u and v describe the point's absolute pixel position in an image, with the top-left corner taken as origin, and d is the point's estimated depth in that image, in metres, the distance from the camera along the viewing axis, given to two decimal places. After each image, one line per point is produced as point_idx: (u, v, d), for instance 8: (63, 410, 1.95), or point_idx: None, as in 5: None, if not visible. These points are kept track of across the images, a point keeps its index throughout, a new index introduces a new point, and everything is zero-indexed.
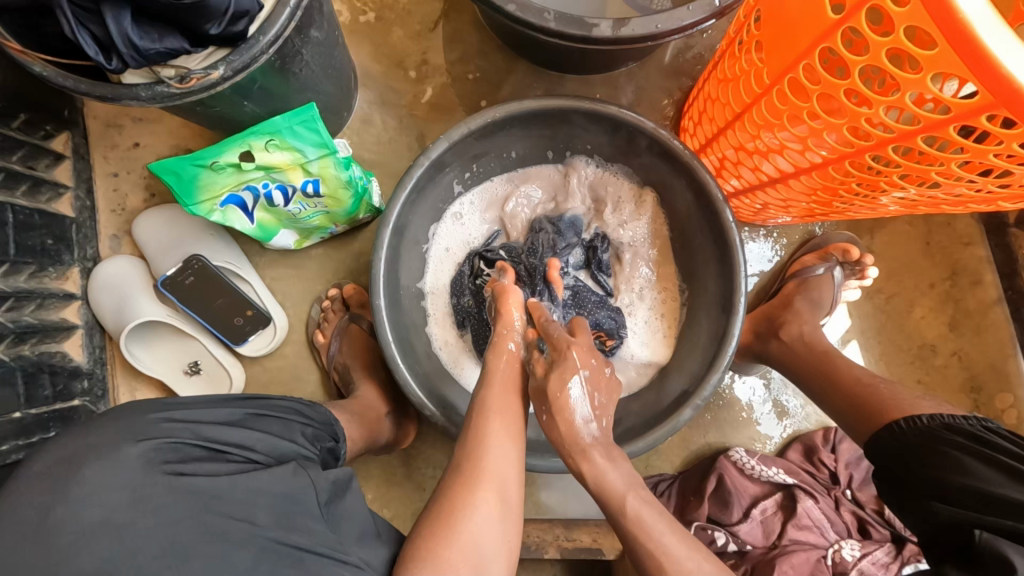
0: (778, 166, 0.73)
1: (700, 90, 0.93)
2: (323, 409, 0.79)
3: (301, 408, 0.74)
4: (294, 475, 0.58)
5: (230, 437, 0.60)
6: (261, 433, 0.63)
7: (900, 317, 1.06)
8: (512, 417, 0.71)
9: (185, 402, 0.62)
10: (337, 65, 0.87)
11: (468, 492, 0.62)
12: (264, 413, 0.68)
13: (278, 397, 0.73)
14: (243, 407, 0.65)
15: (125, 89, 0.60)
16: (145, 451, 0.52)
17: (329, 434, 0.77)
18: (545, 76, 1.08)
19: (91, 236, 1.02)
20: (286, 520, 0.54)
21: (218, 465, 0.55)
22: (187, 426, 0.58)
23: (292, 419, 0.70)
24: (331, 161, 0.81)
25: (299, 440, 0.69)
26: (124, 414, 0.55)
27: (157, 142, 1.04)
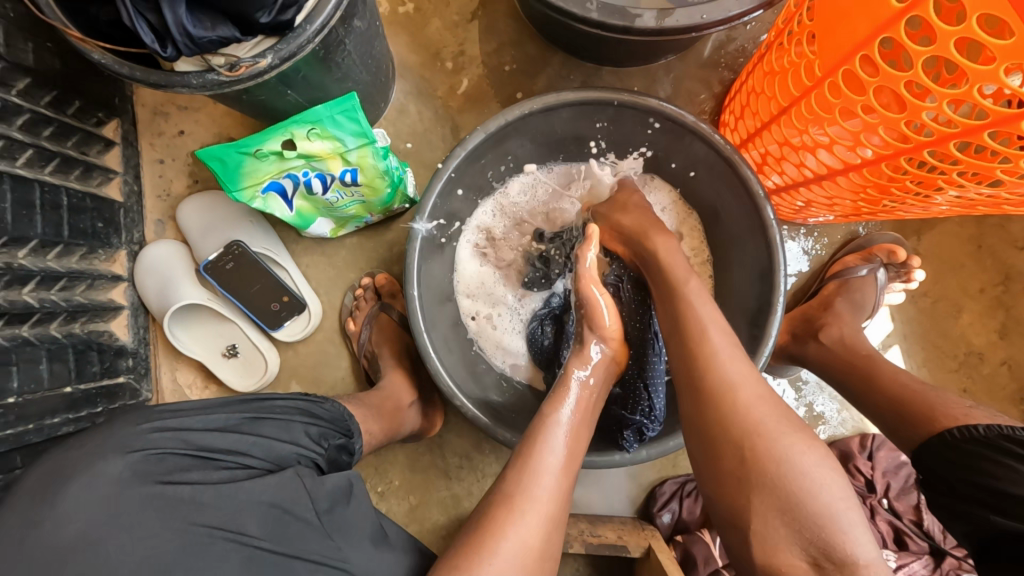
0: (824, 162, 0.71)
1: (745, 80, 0.90)
2: (334, 405, 0.79)
3: (311, 404, 0.75)
4: (286, 483, 0.60)
5: (221, 444, 0.62)
6: (256, 438, 0.65)
7: (945, 322, 1.02)
8: (576, 437, 0.70)
9: (180, 408, 0.64)
10: (376, 56, 0.87)
11: (510, 522, 0.60)
12: (263, 416, 0.69)
13: (281, 396, 0.73)
14: (241, 411, 0.67)
15: (178, 76, 0.61)
16: (129, 463, 0.55)
17: (341, 430, 0.77)
18: (581, 68, 1.07)
19: (137, 219, 1.06)
20: (278, 529, 0.57)
21: (207, 473, 0.59)
22: (178, 435, 0.61)
23: (297, 418, 0.71)
24: (369, 150, 0.81)
25: (301, 441, 0.69)
26: (116, 425, 0.59)
27: (201, 130, 1.07)
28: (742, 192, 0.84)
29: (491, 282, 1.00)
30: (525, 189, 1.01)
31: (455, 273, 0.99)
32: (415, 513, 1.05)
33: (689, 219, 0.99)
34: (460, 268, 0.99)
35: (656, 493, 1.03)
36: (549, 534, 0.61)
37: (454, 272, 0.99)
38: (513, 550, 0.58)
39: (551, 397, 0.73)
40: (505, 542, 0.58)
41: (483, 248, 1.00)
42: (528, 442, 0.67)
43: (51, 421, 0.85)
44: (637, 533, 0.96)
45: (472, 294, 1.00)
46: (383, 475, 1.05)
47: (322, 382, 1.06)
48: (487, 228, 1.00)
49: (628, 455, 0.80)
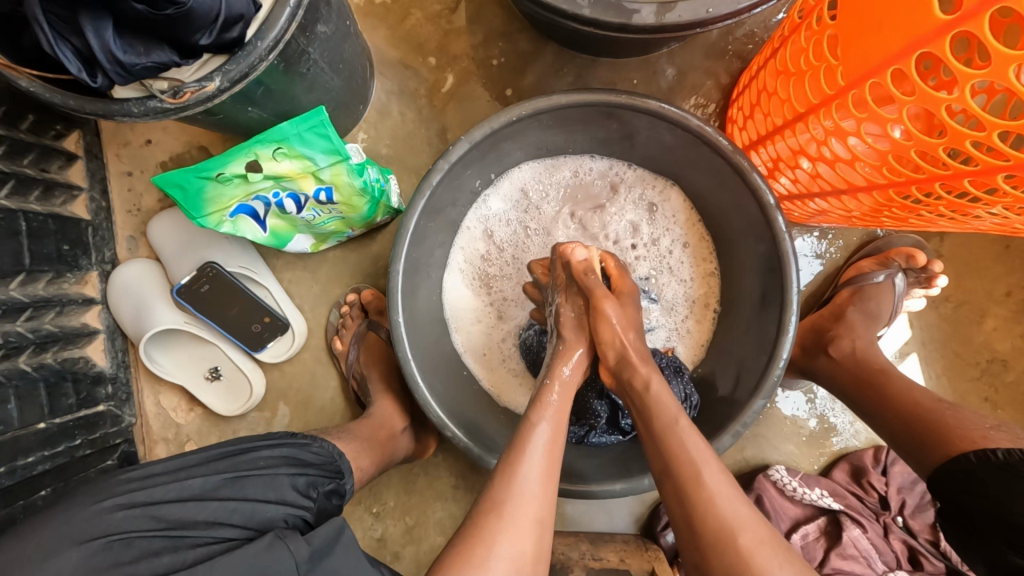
0: (844, 177, 0.64)
1: (755, 77, 0.81)
2: (324, 443, 0.72)
3: (298, 450, 0.69)
4: (268, 549, 0.54)
5: (196, 515, 0.57)
6: (236, 502, 0.59)
7: (967, 328, 0.96)
8: (555, 456, 0.65)
9: (151, 476, 0.60)
10: (348, 58, 0.79)
11: (500, 534, 0.58)
12: (245, 473, 0.63)
13: (264, 444, 0.67)
14: (220, 471, 0.62)
15: (117, 105, 0.55)
16: (86, 557, 0.51)
17: (332, 472, 0.70)
18: (575, 59, 0.98)
19: (108, 237, 1.00)
20: None
21: (181, 554, 0.54)
22: (146, 511, 0.56)
23: (284, 469, 0.65)
24: (343, 168, 0.75)
25: (287, 496, 0.63)
26: (71, 507, 0.54)
27: (169, 139, 1.00)
28: (752, 202, 0.77)
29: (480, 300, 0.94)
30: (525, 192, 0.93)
31: (446, 281, 0.93)
32: (412, 534, 1.02)
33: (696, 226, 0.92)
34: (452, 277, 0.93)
35: (660, 510, 0.99)
36: (540, 536, 0.60)
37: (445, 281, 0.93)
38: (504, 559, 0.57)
39: (537, 404, 0.70)
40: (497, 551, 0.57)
41: (471, 264, 0.94)
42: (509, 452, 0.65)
43: (24, 461, 0.82)
44: (639, 555, 0.93)
45: (461, 316, 0.93)
46: (377, 496, 1.02)
47: (311, 403, 1.02)
48: (483, 234, 0.93)
49: (630, 485, 0.77)
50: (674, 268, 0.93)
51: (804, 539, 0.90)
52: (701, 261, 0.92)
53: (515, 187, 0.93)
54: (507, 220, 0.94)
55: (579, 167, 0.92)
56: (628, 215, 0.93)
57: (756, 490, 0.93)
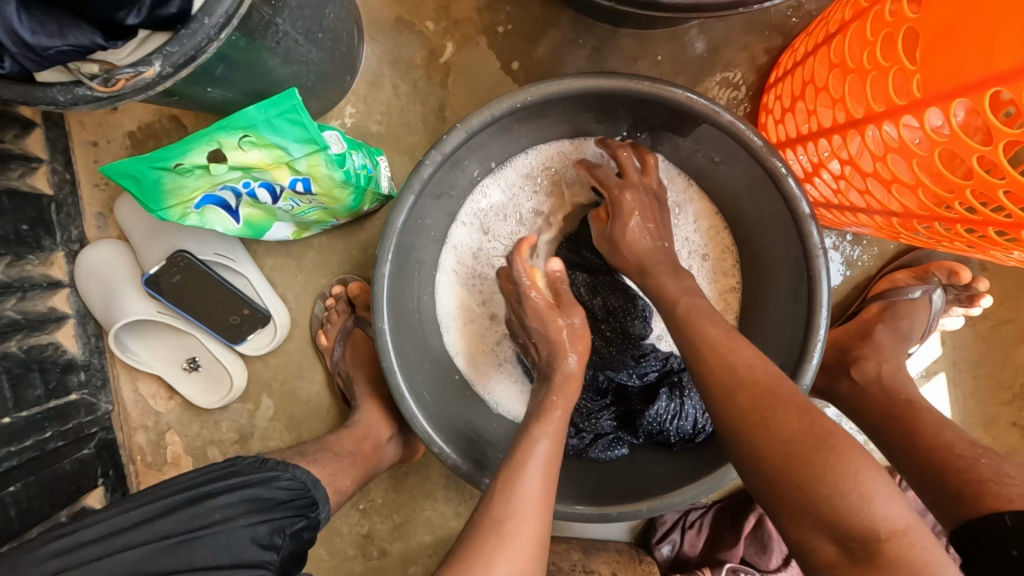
0: (899, 200, 0.55)
1: (800, 63, 0.70)
2: (291, 475, 0.66)
3: (263, 488, 0.63)
4: None
5: None
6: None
7: (1003, 349, 0.88)
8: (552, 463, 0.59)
9: (88, 549, 0.56)
10: (329, 25, 0.69)
11: (499, 552, 0.52)
12: (194, 534, 0.58)
13: (218, 492, 0.62)
14: (166, 536, 0.57)
15: (38, 91, 0.46)
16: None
17: (301, 506, 0.65)
18: (593, 29, 0.86)
19: (74, 214, 0.92)
20: None
21: None
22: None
23: (241, 519, 0.60)
24: (322, 158, 0.66)
25: (246, 552, 0.58)
26: None
27: (137, 107, 0.90)
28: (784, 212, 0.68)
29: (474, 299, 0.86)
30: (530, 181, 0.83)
31: (438, 276, 0.85)
32: (400, 531, 0.99)
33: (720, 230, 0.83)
34: (445, 273, 0.85)
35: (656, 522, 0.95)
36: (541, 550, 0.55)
37: (438, 276, 0.85)
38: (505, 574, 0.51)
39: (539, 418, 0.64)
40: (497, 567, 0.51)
41: (464, 260, 0.85)
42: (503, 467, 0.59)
43: None
44: (632, 568, 0.90)
45: (454, 317, 0.86)
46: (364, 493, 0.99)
47: (295, 397, 0.97)
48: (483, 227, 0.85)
49: (628, 511, 0.70)
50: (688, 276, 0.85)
51: None
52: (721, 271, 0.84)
53: (519, 177, 0.83)
54: (503, 213, 0.84)
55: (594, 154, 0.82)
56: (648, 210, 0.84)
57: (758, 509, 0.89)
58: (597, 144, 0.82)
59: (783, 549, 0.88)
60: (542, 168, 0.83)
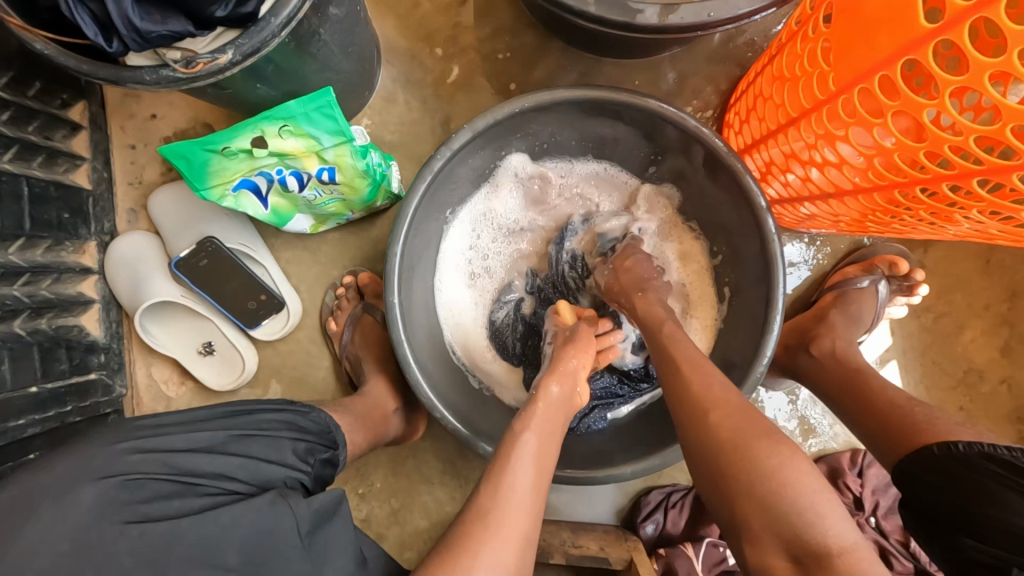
0: (832, 180, 0.66)
1: (753, 82, 0.84)
2: (322, 414, 0.70)
3: (299, 416, 0.67)
4: (271, 504, 0.52)
5: (200, 476, 0.54)
6: (241, 463, 0.56)
7: (946, 338, 0.99)
8: (543, 454, 0.61)
9: (159, 429, 0.56)
10: (358, 42, 0.81)
11: (484, 541, 0.53)
12: (247, 439, 0.60)
13: (261, 414, 0.65)
14: (223, 434, 0.59)
15: (129, 72, 0.55)
16: (101, 494, 0.48)
17: (326, 443, 0.69)
18: (579, 58, 1.00)
19: (108, 209, 1.01)
20: (257, 558, 0.49)
21: (186, 505, 0.51)
22: (156, 456, 0.53)
23: (285, 433, 0.63)
24: (347, 149, 0.76)
25: (290, 461, 0.61)
26: (91, 446, 0.52)
27: (175, 116, 1.01)
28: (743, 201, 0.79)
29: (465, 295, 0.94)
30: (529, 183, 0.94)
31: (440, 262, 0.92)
32: (396, 516, 1.03)
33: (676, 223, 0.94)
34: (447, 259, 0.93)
35: (640, 503, 1.01)
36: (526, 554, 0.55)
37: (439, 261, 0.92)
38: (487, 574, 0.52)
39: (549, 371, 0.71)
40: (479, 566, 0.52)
41: (453, 267, 0.94)
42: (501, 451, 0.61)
43: (15, 423, 0.82)
44: (619, 544, 0.95)
45: (452, 319, 0.93)
46: (363, 477, 1.03)
47: (302, 382, 1.03)
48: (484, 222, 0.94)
49: (613, 474, 0.79)
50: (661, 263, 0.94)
51: None
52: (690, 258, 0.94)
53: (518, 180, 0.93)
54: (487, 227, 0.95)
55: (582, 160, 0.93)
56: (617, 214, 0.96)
57: None
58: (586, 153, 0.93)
59: None
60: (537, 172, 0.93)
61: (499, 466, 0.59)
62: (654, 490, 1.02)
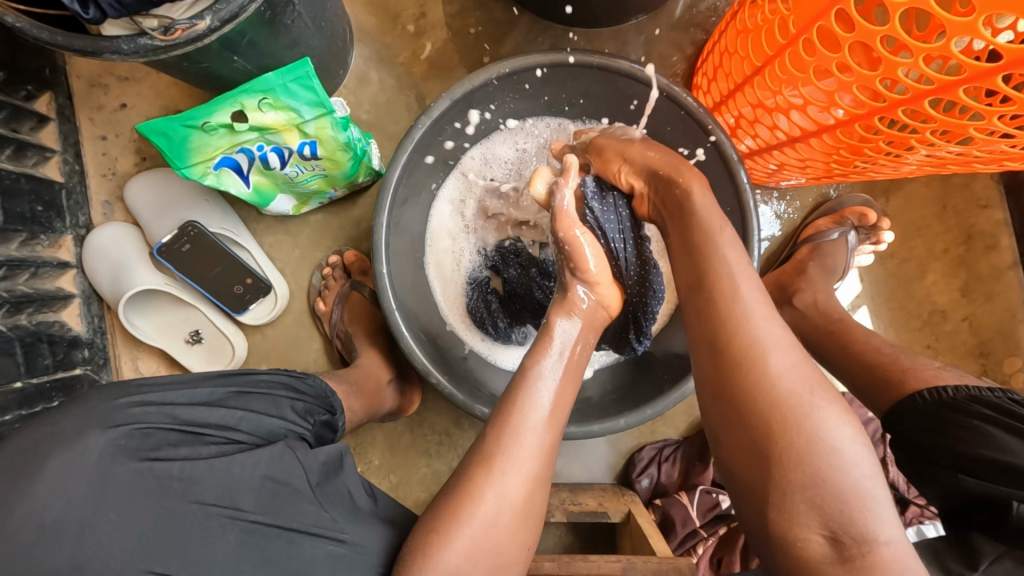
0: (797, 123, 0.69)
1: (718, 41, 0.87)
2: (317, 380, 0.75)
3: (294, 380, 0.71)
4: (280, 456, 0.56)
5: (208, 418, 0.57)
6: (245, 412, 0.60)
7: (910, 282, 1.05)
8: (560, 405, 0.64)
9: (158, 381, 0.58)
10: (330, 17, 0.82)
11: (488, 483, 0.57)
12: (249, 390, 0.64)
13: (263, 370, 0.69)
14: (226, 385, 0.62)
15: (107, 42, 0.56)
16: (113, 437, 0.49)
17: (324, 406, 0.73)
18: (549, 29, 1.02)
19: (82, 202, 0.99)
20: (274, 504, 0.53)
21: (198, 448, 0.54)
22: (161, 408, 0.55)
23: (282, 393, 0.67)
24: (328, 121, 0.77)
25: (289, 416, 0.65)
26: (92, 397, 0.52)
27: (145, 104, 1.00)
28: (714, 156, 0.83)
29: (452, 272, 0.97)
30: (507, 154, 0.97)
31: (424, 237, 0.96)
32: (397, 491, 1.04)
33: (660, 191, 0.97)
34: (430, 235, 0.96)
35: (634, 460, 1.04)
36: (532, 491, 0.59)
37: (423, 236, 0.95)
38: (492, 514, 0.56)
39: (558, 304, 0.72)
40: (484, 505, 0.57)
41: (437, 247, 0.96)
42: (510, 395, 0.63)
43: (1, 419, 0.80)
44: (617, 499, 0.98)
45: (439, 286, 0.96)
46: (361, 456, 1.04)
47: (293, 365, 1.03)
48: (463, 198, 0.97)
49: (607, 426, 0.82)
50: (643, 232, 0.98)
51: None
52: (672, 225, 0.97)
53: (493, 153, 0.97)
54: (478, 190, 0.97)
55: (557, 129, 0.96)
56: None
57: None
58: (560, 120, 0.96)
59: None
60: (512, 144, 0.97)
61: (492, 445, 0.59)
62: (646, 446, 1.05)
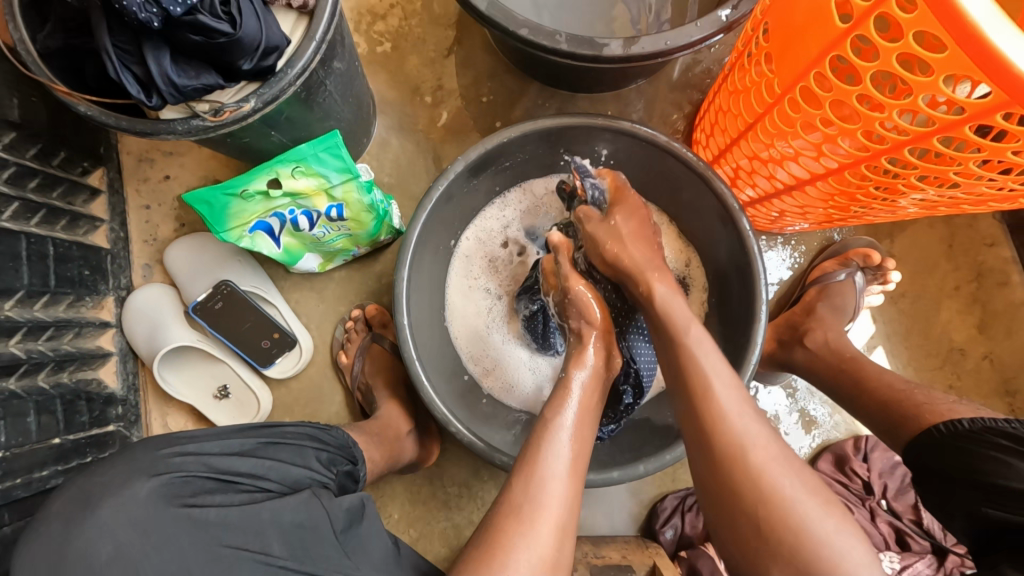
0: (793, 173, 0.73)
1: (713, 101, 0.94)
2: (341, 431, 0.76)
3: (320, 430, 0.73)
4: (306, 504, 0.58)
5: (240, 467, 0.60)
6: (273, 461, 0.63)
7: (925, 320, 1.05)
8: (578, 455, 0.67)
9: (197, 433, 0.62)
10: (357, 93, 0.90)
11: (518, 533, 0.59)
12: (277, 440, 0.66)
13: (291, 421, 0.71)
14: (256, 436, 0.65)
15: (163, 124, 0.63)
16: (153, 487, 0.54)
17: (347, 456, 0.74)
18: (556, 95, 1.11)
19: (124, 265, 1.06)
20: (299, 549, 0.55)
21: (230, 496, 0.57)
22: (198, 458, 0.59)
23: (309, 443, 0.69)
24: (354, 185, 0.84)
25: (315, 466, 0.67)
26: (138, 448, 0.57)
27: (186, 174, 1.09)
28: (718, 206, 0.87)
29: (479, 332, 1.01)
30: (510, 213, 1.03)
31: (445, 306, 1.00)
32: (417, 545, 1.03)
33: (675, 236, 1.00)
34: (450, 302, 1.00)
35: (657, 509, 1.02)
36: (561, 540, 0.60)
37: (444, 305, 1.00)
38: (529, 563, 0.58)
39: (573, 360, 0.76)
40: (518, 554, 0.58)
41: (459, 312, 1.00)
42: (530, 447, 0.67)
43: (39, 474, 0.83)
44: (641, 551, 0.95)
45: (466, 348, 0.99)
46: (381, 509, 1.04)
47: (315, 418, 1.05)
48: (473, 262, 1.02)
49: (626, 473, 0.81)
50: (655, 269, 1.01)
51: None
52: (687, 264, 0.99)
53: (496, 218, 1.03)
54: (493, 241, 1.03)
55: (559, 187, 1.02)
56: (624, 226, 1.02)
57: None
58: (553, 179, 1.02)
59: None
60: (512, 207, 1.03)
61: (519, 495, 0.62)
62: (668, 495, 1.03)
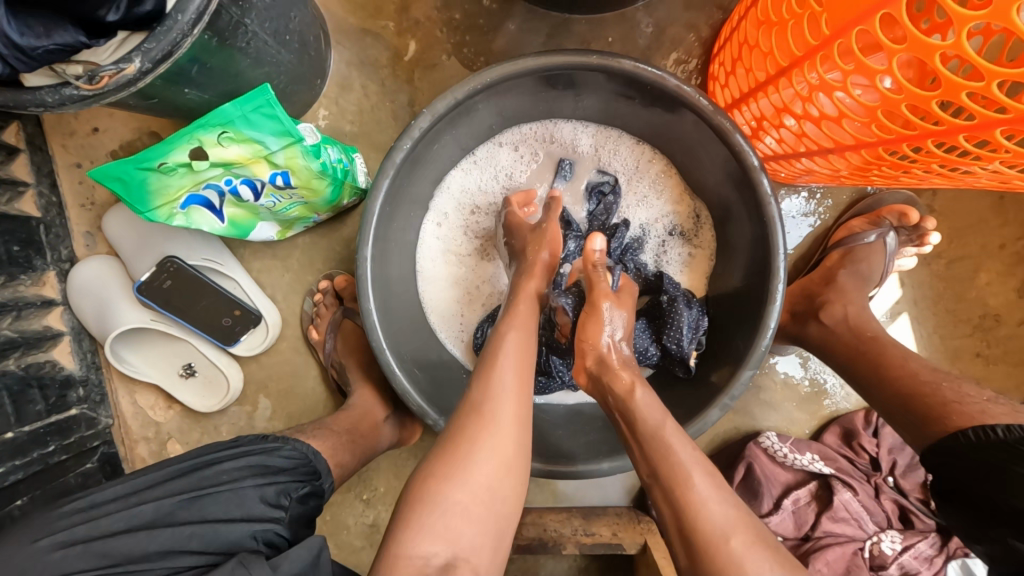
0: (830, 137, 0.59)
1: (735, 29, 0.76)
2: (294, 447, 0.71)
3: (265, 457, 0.67)
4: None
5: (148, 546, 0.53)
6: (195, 526, 0.56)
7: (960, 284, 0.94)
8: (519, 406, 0.60)
9: (93, 510, 0.56)
10: (296, 28, 0.73)
11: (448, 490, 0.54)
12: (204, 492, 0.60)
13: (226, 458, 0.65)
14: (177, 494, 0.59)
15: (29, 95, 0.50)
16: None
17: (303, 475, 0.69)
18: (546, 17, 0.91)
19: (63, 234, 0.95)
20: None
21: None
22: (89, 547, 0.52)
23: (249, 481, 0.63)
24: (298, 150, 0.70)
25: (256, 510, 0.60)
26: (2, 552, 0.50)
27: (118, 126, 0.94)
28: (734, 163, 0.73)
29: (457, 302, 0.90)
30: (488, 167, 0.89)
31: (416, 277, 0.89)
32: None
33: (670, 177, 0.87)
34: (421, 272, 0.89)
35: None
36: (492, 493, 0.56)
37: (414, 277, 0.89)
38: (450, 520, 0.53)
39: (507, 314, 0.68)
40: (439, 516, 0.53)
41: (431, 282, 0.89)
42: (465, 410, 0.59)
43: None
44: (632, 527, 0.92)
45: (441, 320, 0.90)
46: (367, 483, 1.01)
47: (291, 395, 0.99)
48: (443, 221, 0.89)
49: (618, 463, 0.76)
50: (644, 212, 0.89)
51: (795, 505, 0.90)
52: (681, 200, 0.88)
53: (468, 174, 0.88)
54: (467, 206, 0.90)
55: (541, 132, 0.87)
56: (609, 163, 0.89)
57: (746, 457, 0.91)
58: (536, 123, 0.87)
59: (774, 494, 0.90)
60: (493, 159, 0.88)
61: (453, 455, 0.56)
62: None
